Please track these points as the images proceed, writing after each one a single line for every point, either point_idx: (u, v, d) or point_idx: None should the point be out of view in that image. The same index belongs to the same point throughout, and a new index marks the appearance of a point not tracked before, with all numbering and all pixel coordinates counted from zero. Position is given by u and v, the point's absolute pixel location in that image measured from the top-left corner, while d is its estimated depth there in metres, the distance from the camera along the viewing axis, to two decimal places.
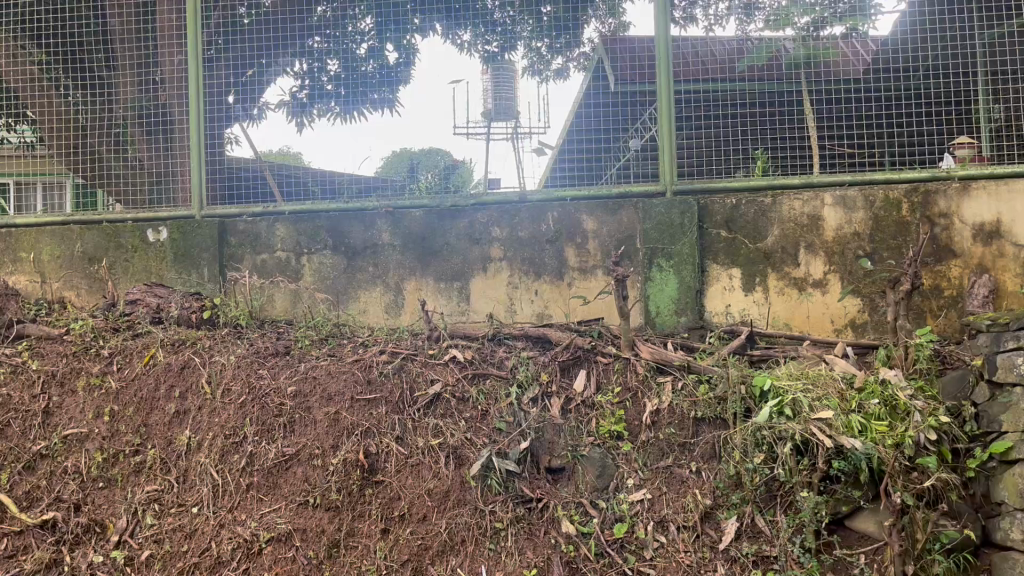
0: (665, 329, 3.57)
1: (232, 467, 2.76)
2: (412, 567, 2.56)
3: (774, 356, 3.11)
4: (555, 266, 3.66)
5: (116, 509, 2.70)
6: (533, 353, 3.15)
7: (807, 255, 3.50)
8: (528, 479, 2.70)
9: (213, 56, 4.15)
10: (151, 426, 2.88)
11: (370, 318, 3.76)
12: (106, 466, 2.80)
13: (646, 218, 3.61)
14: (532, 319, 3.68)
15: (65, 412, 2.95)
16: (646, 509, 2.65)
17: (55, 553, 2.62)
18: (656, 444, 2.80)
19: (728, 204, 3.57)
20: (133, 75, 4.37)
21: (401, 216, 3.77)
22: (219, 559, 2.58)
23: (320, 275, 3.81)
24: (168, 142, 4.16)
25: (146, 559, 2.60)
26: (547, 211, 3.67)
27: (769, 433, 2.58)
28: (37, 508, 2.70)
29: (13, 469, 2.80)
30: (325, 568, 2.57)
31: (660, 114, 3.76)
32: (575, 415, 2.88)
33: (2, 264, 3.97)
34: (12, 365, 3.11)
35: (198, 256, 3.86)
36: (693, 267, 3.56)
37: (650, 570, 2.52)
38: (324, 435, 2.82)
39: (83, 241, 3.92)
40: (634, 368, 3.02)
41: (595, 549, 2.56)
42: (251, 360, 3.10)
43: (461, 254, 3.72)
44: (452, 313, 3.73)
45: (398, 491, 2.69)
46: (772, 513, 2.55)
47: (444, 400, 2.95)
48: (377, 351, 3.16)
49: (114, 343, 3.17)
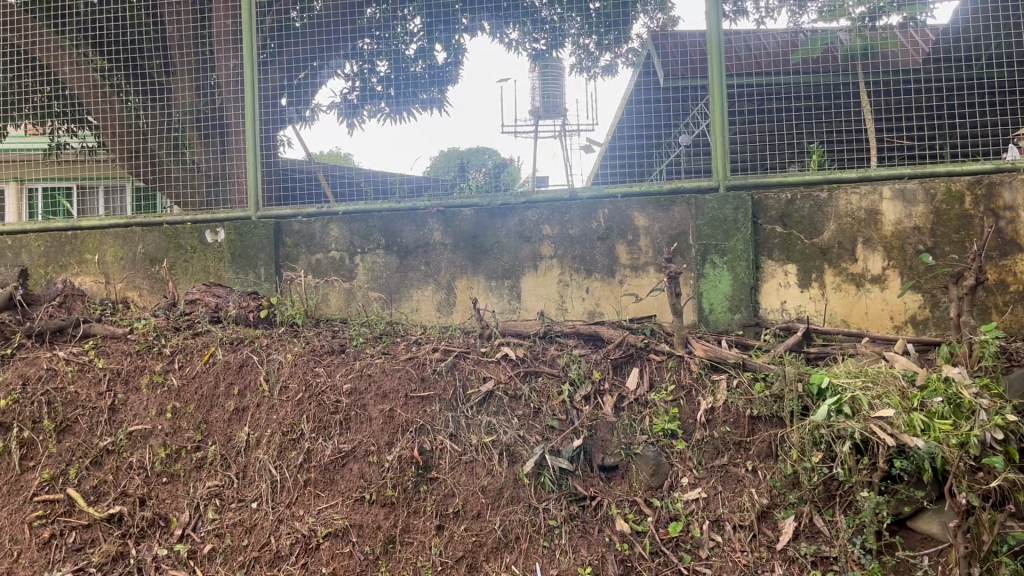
0: (719, 326, 3.55)
1: (289, 464, 2.81)
2: (467, 564, 2.54)
3: (832, 354, 3.04)
4: (606, 264, 3.64)
5: (179, 503, 2.76)
6: (585, 351, 3.16)
7: (865, 251, 3.43)
8: (582, 478, 2.72)
9: (267, 61, 4.23)
10: (212, 423, 2.95)
11: (422, 317, 3.81)
12: (169, 461, 2.87)
13: (698, 214, 3.57)
14: (583, 317, 3.67)
15: (130, 408, 3.03)
16: (702, 508, 2.62)
17: (121, 546, 2.66)
18: (711, 443, 2.78)
19: (783, 199, 3.51)
20: (189, 80, 4.48)
21: (452, 216, 3.79)
22: (278, 554, 2.60)
23: (373, 274, 3.86)
24: (224, 143, 4.20)
25: (209, 553, 2.64)
26: (597, 208, 3.65)
27: (828, 432, 2.53)
28: (104, 503, 2.77)
29: (81, 464, 2.88)
30: (382, 564, 2.56)
31: (713, 109, 3.71)
32: (628, 413, 2.89)
33: (68, 265, 4.09)
34: (78, 364, 3.19)
35: (254, 256, 3.94)
36: (747, 263, 3.51)
37: (706, 569, 2.48)
38: (379, 432, 2.85)
39: (145, 242, 4.03)
40: (687, 365, 3.02)
41: (651, 547, 2.54)
42: (307, 359, 3.17)
43: (512, 252, 3.73)
44: (503, 312, 3.75)
45: (453, 488, 2.71)
46: (831, 514, 2.49)
47: (497, 398, 2.97)
48: (430, 350, 3.19)
49: (176, 341, 3.27)
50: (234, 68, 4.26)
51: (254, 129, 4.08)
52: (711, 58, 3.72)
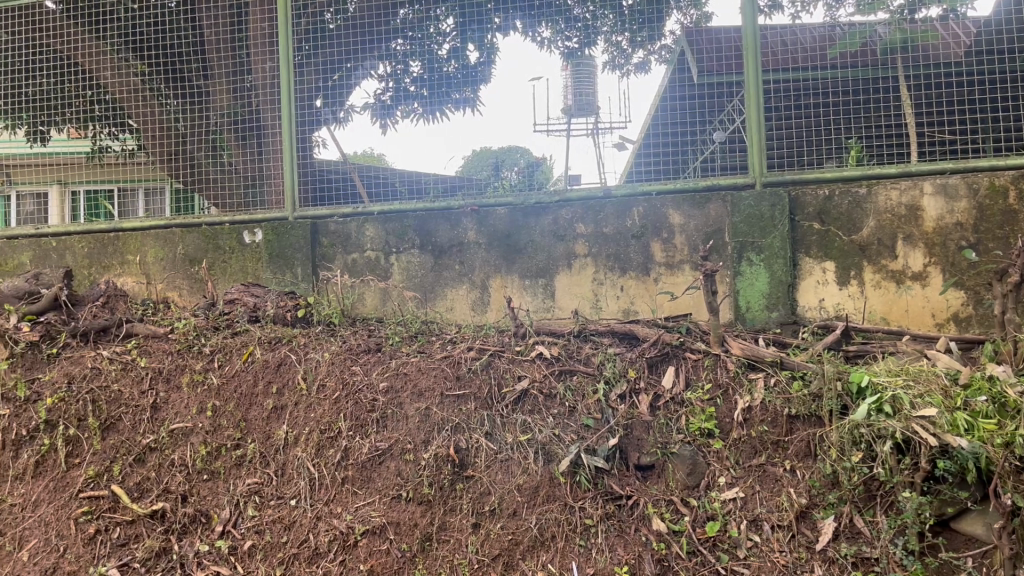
0: (756, 324, 3.52)
1: (327, 462, 2.84)
2: (504, 562, 2.55)
3: (871, 352, 3.00)
4: (641, 262, 3.63)
5: (220, 500, 2.81)
6: (620, 349, 3.16)
7: (905, 248, 3.37)
8: (618, 477, 2.71)
9: (303, 62, 4.24)
10: (251, 421, 3.00)
11: (456, 316, 3.83)
12: (210, 459, 2.92)
13: (735, 211, 3.54)
14: (617, 315, 3.66)
15: (171, 406, 3.09)
16: (739, 507, 2.60)
17: (164, 542, 2.70)
18: (748, 442, 2.76)
19: (820, 195, 3.47)
20: (229, 82, 4.55)
21: (486, 215, 3.80)
22: (317, 551, 2.63)
23: (408, 274, 3.88)
24: (260, 145, 4.26)
25: (249, 549, 2.67)
26: (632, 206, 3.63)
27: (868, 431, 2.49)
28: (147, 499, 2.81)
29: (125, 461, 2.93)
30: (419, 561, 2.58)
31: (748, 105, 3.68)
32: (664, 412, 2.88)
33: (110, 265, 4.16)
34: (121, 363, 3.25)
35: (291, 256, 3.98)
36: (785, 261, 3.48)
37: (744, 569, 2.46)
38: (416, 430, 2.88)
39: (184, 243, 4.08)
40: (724, 364, 3.01)
41: (688, 547, 2.52)
42: (344, 358, 3.20)
43: (546, 251, 3.73)
44: (538, 310, 3.75)
45: (489, 486, 2.72)
46: (872, 514, 2.45)
47: (532, 396, 2.97)
48: (466, 349, 3.21)
49: (215, 341, 3.32)
50: (270, 73, 4.39)
51: (292, 131, 4.13)
52: (747, 54, 3.69)
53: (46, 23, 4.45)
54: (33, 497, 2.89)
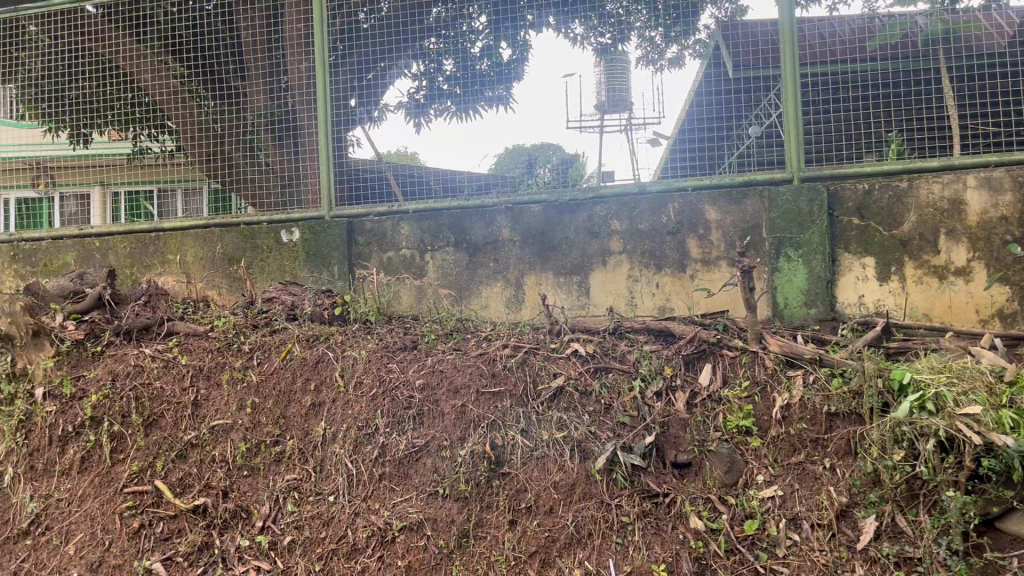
0: (794, 320, 3.48)
1: (365, 458, 2.87)
2: (541, 560, 2.56)
3: (912, 348, 2.95)
4: (676, 259, 3.60)
5: (260, 496, 2.84)
6: (656, 346, 3.15)
7: (948, 242, 3.31)
8: (654, 474, 2.70)
9: (338, 62, 4.27)
10: (290, 418, 3.03)
11: (491, 313, 3.84)
12: (250, 455, 2.96)
13: (772, 207, 3.50)
14: (653, 312, 3.64)
15: (211, 403, 3.14)
16: (778, 506, 2.57)
17: (206, 536, 2.75)
18: (786, 439, 2.73)
19: (860, 189, 3.42)
20: (263, 82, 4.58)
21: (520, 212, 3.80)
22: (355, 547, 2.66)
23: (443, 272, 3.90)
24: (297, 145, 4.31)
25: (288, 545, 2.71)
26: (668, 202, 3.61)
27: (910, 429, 2.45)
28: (189, 495, 2.86)
29: (167, 457, 2.98)
30: (456, 557, 2.59)
31: (785, 97, 3.64)
32: (701, 410, 2.85)
33: (152, 265, 4.24)
34: (163, 360, 3.30)
35: (329, 255, 4.02)
36: (823, 257, 3.44)
37: (783, 568, 2.44)
38: (452, 427, 2.89)
39: (223, 242, 4.14)
40: (762, 361, 2.98)
41: (726, 545, 2.51)
42: (381, 355, 3.23)
43: (581, 248, 3.72)
44: (572, 308, 3.74)
45: (525, 483, 2.72)
46: (914, 513, 2.41)
47: (567, 394, 2.97)
48: (500, 346, 3.22)
49: (254, 339, 3.36)
50: (305, 73, 4.43)
51: (327, 133, 4.18)
52: (783, 46, 3.65)
53: (86, 27, 4.52)
54: (78, 492, 2.94)
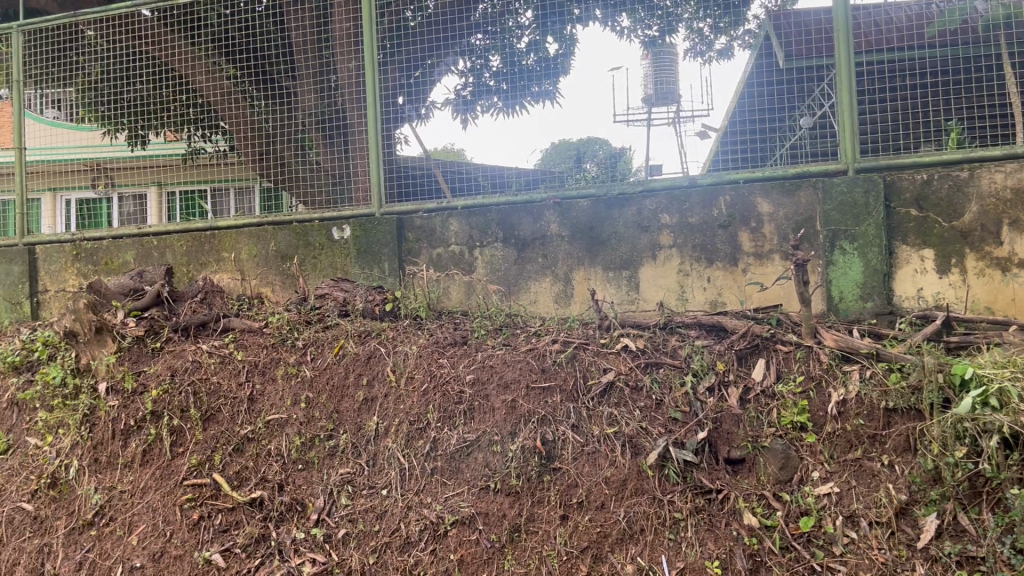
0: (850, 315, 3.42)
1: (417, 452, 2.90)
2: (593, 554, 2.54)
3: (974, 342, 2.88)
4: (728, 252, 3.56)
5: (314, 489, 2.88)
6: (707, 341, 3.14)
7: (1011, 233, 3.22)
8: (707, 470, 2.67)
9: (386, 60, 4.30)
10: (343, 413, 3.08)
11: (540, 308, 3.83)
12: (305, 449, 3.01)
13: (827, 199, 3.44)
14: (704, 307, 3.60)
15: (267, 398, 3.20)
16: (835, 503, 2.53)
17: (263, 529, 2.79)
18: (843, 435, 2.68)
19: (918, 180, 3.34)
20: (314, 82, 4.64)
21: (568, 207, 3.79)
22: (408, 540, 2.67)
23: (492, 267, 3.91)
24: (347, 141, 4.33)
25: (343, 537, 2.73)
26: (718, 195, 3.57)
27: (973, 425, 2.40)
28: (246, 487, 2.91)
29: (225, 451, 3.04)
30: (508, 552, 2.59)
31: (840, 86, 3.56)
32: (755, 405, 2.83)
33: (207, 263, 4.33)
34: (220, 356, 3.39)
35: (380, 251, 4.06)
36: (880, 250, 3.37)
37: (841, 566, 2.39)
38: (503, 422, 2.90)
39: (276, 240, 4.21)
40: (817, 356, 2.95)
41: (781, 542, 2.47)
42: (431, 350, 3.26)
43: (630, 242, 3.70)
44: (622, 303, 3.72)
45: (576, 478, 2.71)
46: (977, 512, 2.36)
47: (618, 389, 2.96)
48: (550, 341, 3.23)
49: (308, 335, 3.44)
50: (355, 72, 4.46)
51: (377, 129, 4.23)
52: (838, 35, 3.57)
53: (143, 31, 4.69)
54: (140, 484, 3.01)
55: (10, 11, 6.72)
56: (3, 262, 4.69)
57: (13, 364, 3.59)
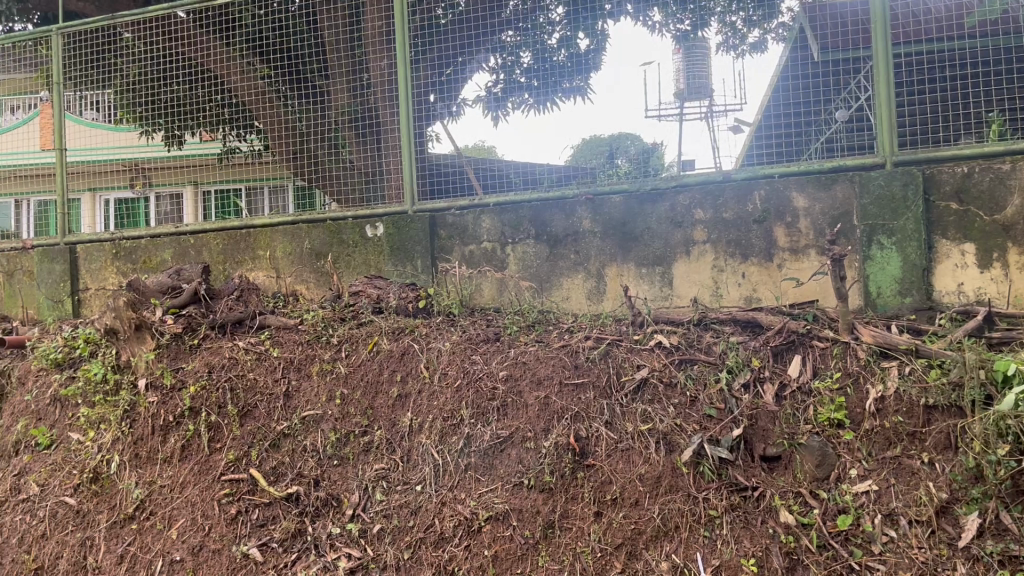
0: (888, 310, 3.36)
1: (451, 448, 2.90)
2: (627, 551, 2.53)
3: (1017, 338, 2.81)
4: (763, 247, 3.53)
5: (350, 485, 2.91)
6: (742, 337, 3.11)
7: None
8: (742, 468, 2.65)
9: (418, 57, 4.32)
10: (377, 409, 3.11)
11: (573, 305, 3.83)
12: (339, 445, 3.04)
13: (864, 193, 3.39)
14: (739, 303, 3.57)
15: (302, 395, 3.24)
16: (873, 501, 2.49)
17: (299, 523, 2.82)
18: (881, 433, 2.64)
19: (958, 172, 3.28)
20: (346, 81, 4.67)
21: (601, 203, 3.78)
22: (442, 536, 2.68)
23: (524, 264, 3.91)
24: (379, 140, 4.34)
25: (378, 532, 2.75)
26: (753, 190, 3.53)
27: (1016, 423, 2.35)
28: (283, 482, 2.95)
29: (261, 447, 3.08)
30: (542, 548, 2.59)
31: (877, 79, 3.51)
32: (791, 402, 2.80)
33: (243, 261, 4.38)
34: (256, 353, 3.44)
35: (412, 249, 4.09)
36: (919, 244, 3.31)
37: (880, 565, 2.36)
38: (536, 418, 2.90)
39: (310, 237, 4.25)
40: (854, 352, 2.91)
41: (818, 540, 2.44)
42: (464, 347, 3.28)
43: (663, 238, 3.68)
44: (655, 299, 3.71)
45: (610, 474, 2.70)
46: (1021, 511, 2.31)
47: (652, 385, 2.95)
48: (583, 338, 3.23)
49: (342, 332, 3.47)
50: (386, 70, 4.49)
51: (409, 127, 4.25)
52: (874, 27, 3.52)
53: (179, 33, 4.76)
54: (179, 479, 3.05)
55: (49, 14, 6.85)
56: (45, 261, 4.78)
57: (55, 361, 3.65)
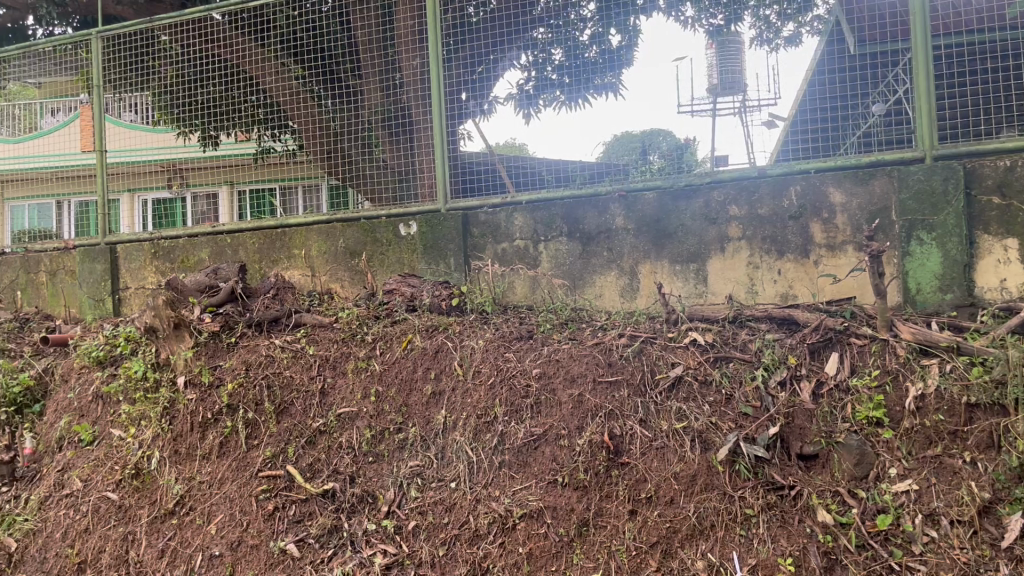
0: (927, 307, 3.31)
1: (485, 446, 2.91)
2: (662, 550, 2.52)
3: None
4: (799, 244, 3.49)
5: (385, 482, 2.93)
6: (779, 335, 3.09)
7: None
8: (779, 466, 2.62)
9: (450, 56, 4.32)
10: (412, 406, 3.12)
11: (606, 303, 3.81)
12: (375, 442, 3.07)
13: (903, 188, 3.34)
14: (775, 300, 3.53)
15: (338, 392, 3.27)
16: (913, 501, 2.46)
17: (335, 520, 2.85)
18: (922, 431, 2.61)
19: (1000, 167, 3.22)
20: (377, 81, 4.74)
21: (634, 200, 3.76)
22: (477, 533, 2.69)
23: (557, 261, 3.91)
24: (411, 141, 4.39)
25: (413, 529, 2.76)
26: (789, 185, 3.49)
27: None
28: (319, 479, 2.98)
29: (298, 443, 3.12)
30: (577, 546, 2.59)
31: (916, 72, 3.46)
32: (828, 400, 2.77)
33: (279, 260, 4.42)
34: (292, 351, 3.48)
35: (445, 247, 4.10)
36: (960, 240, 3.26)
37: (920, 566, 2.32)
38: (570, 416, 2.90)
39: (345, 236, 4.28)
40: (893, 350, 2.87)
41: (857, 540, 2.41)
42: (498, 345, 3.29)
43: (698, 234, 3.65)
44: (689, 296, 3.68)
45: (645, 473, 2.69)
46: None
47: (686, 383, 2.93)
48: (617, 336, 3.22)
49: (377, 329, 3.50)
50: (418, 69, 4.56)
51: (442, 125, 4.26)
52: (913, 19, 3.47)
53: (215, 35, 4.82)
54: (218, 475, 3.10)
55: (89, 18, 6.98)
56: (87, 261, 4.87)
57: (97, 358, 3.72)
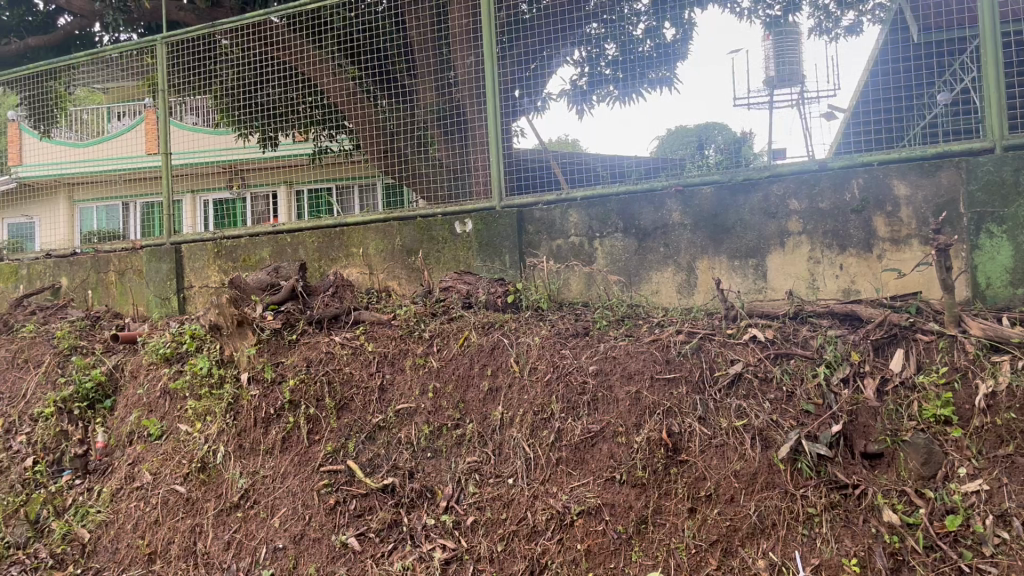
0: (998, 302, 3.20)
1: (542, 442, 2.92)
2: (722, 548, 2.49)
3: None
4: (862, 238, 3.41)
5: (443, 477, 2.96)
6: (841, 331, 3.03)
7: None
8: (842, 465, 2.57)
9: (504, 53, 4.34)
10: (469, 402, 3.15)
11: (662, 299, 3.78)
12: (433, 438, 3.10)
13: (971, 179, 3.23)
14: (837, 296, 3.46)
15: (396, 388, 3.32)
16: (984, 501, 2.39)
17: (395, 514, 2.89)
18: (992, 430, 2.54)
19: None
20: (433, 80, 4.83)
21: (691, 195, 3.72)
22: (535, 529, 2.70)
23: (613, 258, 3.89)
24: (464, 137, 4.42)
25: (471, 524, 2.79)
26: (851, 178, 3.42)
27: None
28: (379, 474, 3.02)
29: (358, 438, 3.17)
30: (635, 543, 2.58)
31: (985, 58, 3.35)
32: (893, 398, 2.71)
33: (338, 259, 4.49)
34: (351, 348, 3.53)
35: (500, 244, 4.13)
36: None
37: (992, 568, 2.25)
38: (627, 413, 2.89)
39: (402, 235, 4.33)
40: (961, 346, 2.80)
41: (925, 541, 2.35)
42: (554, 341, 3.29)
43: (757, 229, 3.60)
44: (748, 292, 3.63)
45: (704, 471, 2.67)
46: None
47: (746, 380, 2.89)
48: (674, 333, 3.18)
49: (434, 327, 3.53)
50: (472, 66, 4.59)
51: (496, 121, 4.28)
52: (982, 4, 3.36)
53: (273, 38, 4.90)
54: (281, 469, 3.17)
55: (153, 25, 7.20)
56: (153, 260, 5.01)
57: (165, 355, 3.83)
